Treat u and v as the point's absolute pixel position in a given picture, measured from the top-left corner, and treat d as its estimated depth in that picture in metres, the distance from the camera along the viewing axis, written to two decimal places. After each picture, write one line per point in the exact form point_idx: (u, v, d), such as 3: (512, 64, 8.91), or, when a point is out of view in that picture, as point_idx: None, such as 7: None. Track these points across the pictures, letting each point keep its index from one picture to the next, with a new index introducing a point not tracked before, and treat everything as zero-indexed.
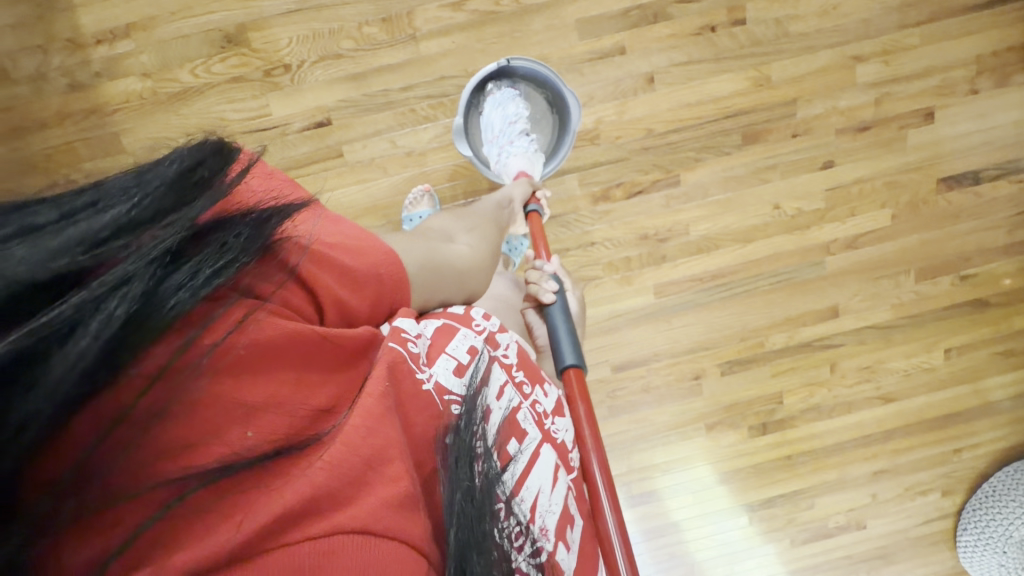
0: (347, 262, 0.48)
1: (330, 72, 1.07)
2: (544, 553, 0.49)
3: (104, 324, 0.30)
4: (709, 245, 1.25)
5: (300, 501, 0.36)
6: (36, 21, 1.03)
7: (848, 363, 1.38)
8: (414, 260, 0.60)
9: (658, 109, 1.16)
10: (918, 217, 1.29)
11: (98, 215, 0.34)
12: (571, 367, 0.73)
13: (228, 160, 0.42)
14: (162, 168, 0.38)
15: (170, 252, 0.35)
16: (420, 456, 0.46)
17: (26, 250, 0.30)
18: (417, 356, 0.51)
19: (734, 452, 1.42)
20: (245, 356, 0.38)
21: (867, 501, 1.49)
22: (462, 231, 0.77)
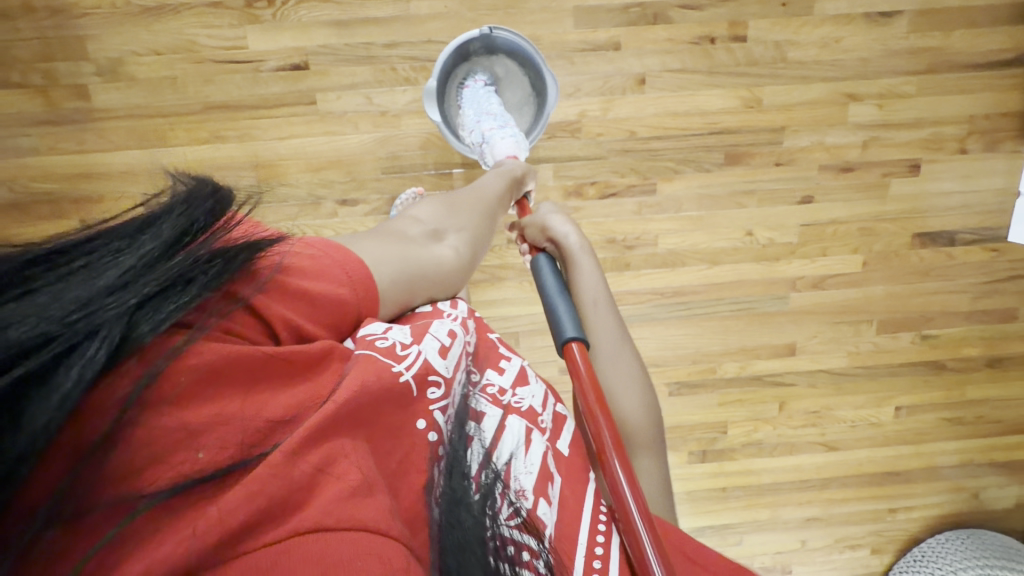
0: (310, 286, 0.46)
1: (314, 14, 1.03)
2: (524, 511, 0.46)
3: (78, 365, 0.31)
4: (676, 260, 1.23)
5: (253, 510, 0.34)
6: None
7: (796, 404, 1.37)
8: (390, 266, 0.54)
9: (644, 112, 1.14)
10: (888, 269, 1.28)
11: (88, 271, 0.35)
12: (572, 342, 0.58)
13: (218, 207, 0.43)
14: (149, 224, 0.39)
15: (143, 295, 0.35)
16: (391, 452, 0.42)
17: (15, 308, 0.31)
18: (397, 342, 0.47)
19: (669, 475, 1.39)
20: (202, 380, 0.36)
21: (795, 547, 1.47)
22: (451, 225, 0.68)
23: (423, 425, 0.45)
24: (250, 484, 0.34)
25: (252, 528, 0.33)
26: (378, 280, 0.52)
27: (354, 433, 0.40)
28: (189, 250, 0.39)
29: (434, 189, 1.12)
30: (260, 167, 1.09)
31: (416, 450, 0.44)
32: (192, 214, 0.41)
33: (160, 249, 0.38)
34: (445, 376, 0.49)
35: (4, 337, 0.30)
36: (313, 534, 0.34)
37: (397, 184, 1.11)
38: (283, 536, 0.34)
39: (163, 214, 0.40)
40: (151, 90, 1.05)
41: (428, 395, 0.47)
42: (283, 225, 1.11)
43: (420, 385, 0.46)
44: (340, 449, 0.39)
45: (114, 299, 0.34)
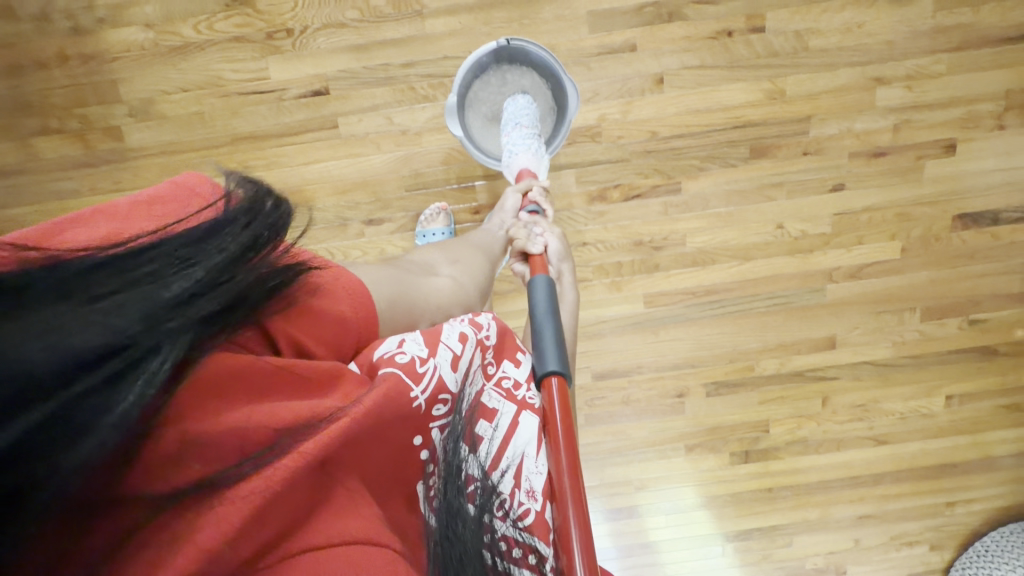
0: (324, 306, 0.44)
1: (333, 41, 1.05)
2: (529, 515, 0.44)
3: (141, 384, 0.29)
4: (706, 258, 1.21)
5: (242, 527, 0.30)
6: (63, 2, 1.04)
7: (840, 399, 1.32)
8: (392, 288, 0.54)
9: (665, 112, 1.13)
10: (930, 254, 1.23)
11: (152, 278, 0.32)
12: (553, 375, 0.52)
13: (280, 222, 0.39)
14: (226, 232, 0.36)
15: (206, 314, 0.33)
16: (383, 463, 0.39)
17: (80, 311, 0.28)
18: (415, 359, 0.43)
19: (710, 478, 1.36)
20: (213, 391, 0.34)
21: (849, 546, 1.42)
22: (447, 261, 0.73)
23: (422, 441, 0.42)
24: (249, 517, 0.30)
25: (243, 565, 0.30)
26: (378, 301, 0.50)
27: (353, 448, 0.37)
28: (249, 269, 0.36)
29: (458, 203, 1.12)
30: (289, 194, 1.11)
31: (410, 465, 0.41)
32: (257, 227, 0.38)
33: (222, 268, 0.34)
34: (455, 392, 0.44)
35: (70, 347, 0.27)
36: (303, 561, 0.31)
37: (422, 201, 1.11)
38: (273, 565, 0.31)
39: (228, 224, 0.37)
40: (180, 126, 1.08)
41: (433, 412, 0.43)
42: (314, 249, 1.12)
43: (429, 403, 0.42)
44: (333, 470, 0.36)
45: (179, 314, 0.31)
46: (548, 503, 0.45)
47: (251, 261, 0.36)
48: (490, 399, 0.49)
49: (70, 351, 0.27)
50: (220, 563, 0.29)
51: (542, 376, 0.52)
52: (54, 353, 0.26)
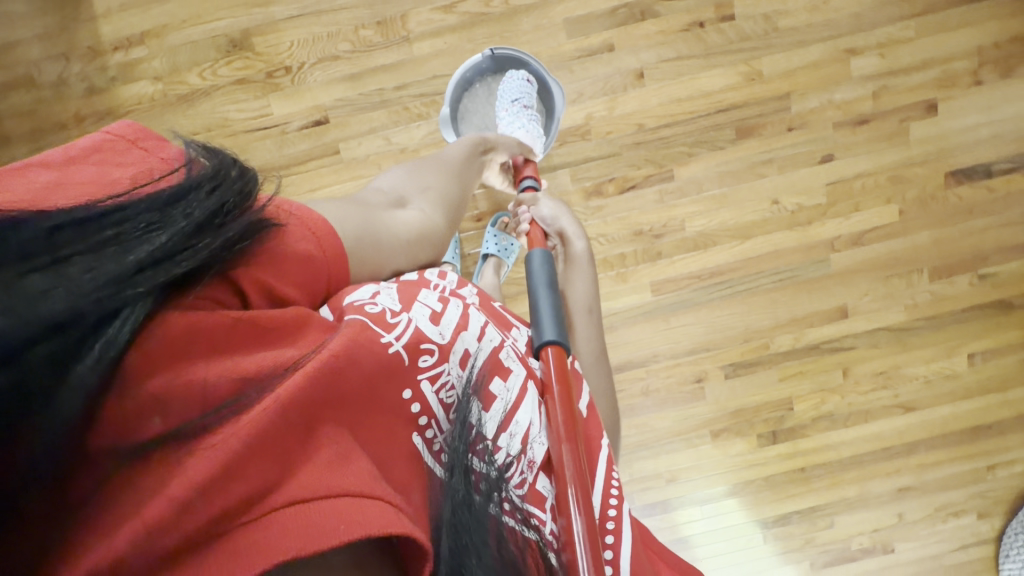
0: (289, 254, 0.45)
1: (328, 73, 1.12)
2: (527, 485, 0.49)
3: (103, 346, 0.32)
4: (707, 241, 1.23)
5: (223, 471, 0.32)
6: (81, 66, 1.13)
7: (861, 369, 1.30)
8: (351, 219, 0.54)
9: (649, 104, 1.18)
10: (928, 213, 1.24)
11: (115, 243, 0.34)
12: (549, 346, 0.58)
13: (247, 186, 0.43)
14: (190, 203, 0.39)
15: (169, 281, 0.36)
16: (372, 420, 0.41)
17: (44, 276, 0.30)
18: (387, 310, 0.47)
19: (741, 463, 1.32)
20: (173, 343, 0.35)
21: (894, 522, 1.35)
22: (415, 193, 0.72)
23: (410, 395, 0.45)
24: (224, 471, 0.32)
25: (222, 517, 0.32)
26: (345, 238, 0.51)
27: (332, 401, 0.39)
28: (210, 241, 0.39)
29: None
30: None
31: (401, 420, 0.44)
32: (222, 193, 0.40)
33: (183, 237, 0.37)
34: (441, 343, 0.49)
35: (33, 313, 0.29)
36: (290, 509, 0.33)
37: None
38: (258, 515, 0.32)
39: (192, 190, 0.39)
40: None
41: (420, 362, 0.47)
42: None
43: (411, 354, 0.46)
44: (318, 422, 0.37)
45: (143, 280, 0.34)
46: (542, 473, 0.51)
47: (215, 228, 0.39)
48: (505, 359, 0.54)
49: (33, 318, 0.29)
50: (197, 510, 0.31)
51: (539, 347, 0.58)
52: (16, 320, 0.28)
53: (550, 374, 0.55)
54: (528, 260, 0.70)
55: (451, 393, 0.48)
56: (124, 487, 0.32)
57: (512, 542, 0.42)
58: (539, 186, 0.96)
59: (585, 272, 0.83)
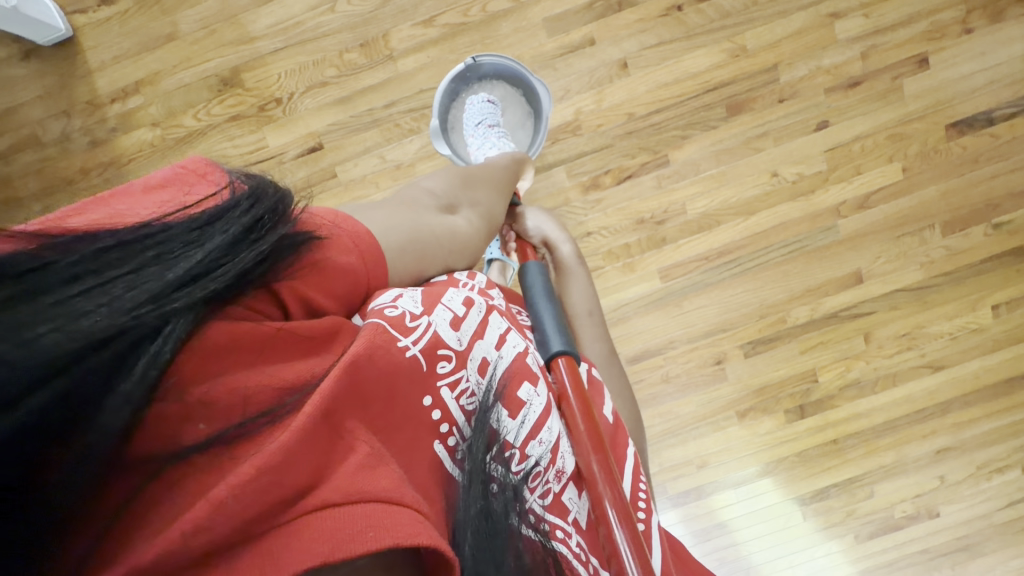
0: (332, 266, 0.44)
1: (319, 99, 1.15)
2: (550, 495, 0.50)
3: (147, 362, 0.32)
4: (710, 221, 1.22)
5: (258, 474, 0.32)
6: (83, 121, 1.17)
7: (883, 332, 1.28)
8: (401, 232, 0.53)
9: (636, 92, 1.18)
10: (933, 167, 1.23)
11: (156, 260, 0.34)
12: (559, 355, 0.57)
13: (283, 206, 0.42)
14: (230, 218, 0.39)
15: (211, 295, 0.35)
16: (397, 425, 0.42)
17: (87, 295, 0.31)
18: (406, 313, 0.45)
19: (772, 441, 1.30)
20: (215, 355, 0.35)
21: (936, 485, 1.32)
22: (464, 202, 0.71)
23: (430, 401, 0.45)
24: (257, 473, 0.32)
25: (255, 519, 0.32)
26: (387, 246, 0.50)
27: (357, 408, 0.39)
28: (249, 254, 0.38)
29: None
30: None
31: (423, 427, 0.44)
32: (258, 210, 0.40)
33: (222, 252, 0.37)
34: (458, 349, 0.48)
35: (74, 330, 0.29)
36: (322, 513, 0.33)
37: None
38: (292, 517, 0.33)
39: (231, 209, 0.39)
40: None
41: (438, 369, 0.46)
42: None
43: (428, 359, 0.45)
44: (345, 428, 0.37)
45: (182, 296, 0.34)
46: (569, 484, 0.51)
47: (254, 242, 0.39)
48: (530, 364, 0.54)
49: (75, 334, 0.29)
50: (232, 512, 0.31)
51: (551, 356, 0.57)
52: (61, 336, 0.29)
53: (562, 383, 0.54)
54: (524, 274, 0.72)
55: (471, 399, 0.48)
56: (163, 494, 0.32)
57: (531, 552, 0.43)
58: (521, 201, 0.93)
59: (582, 284, 0.84)
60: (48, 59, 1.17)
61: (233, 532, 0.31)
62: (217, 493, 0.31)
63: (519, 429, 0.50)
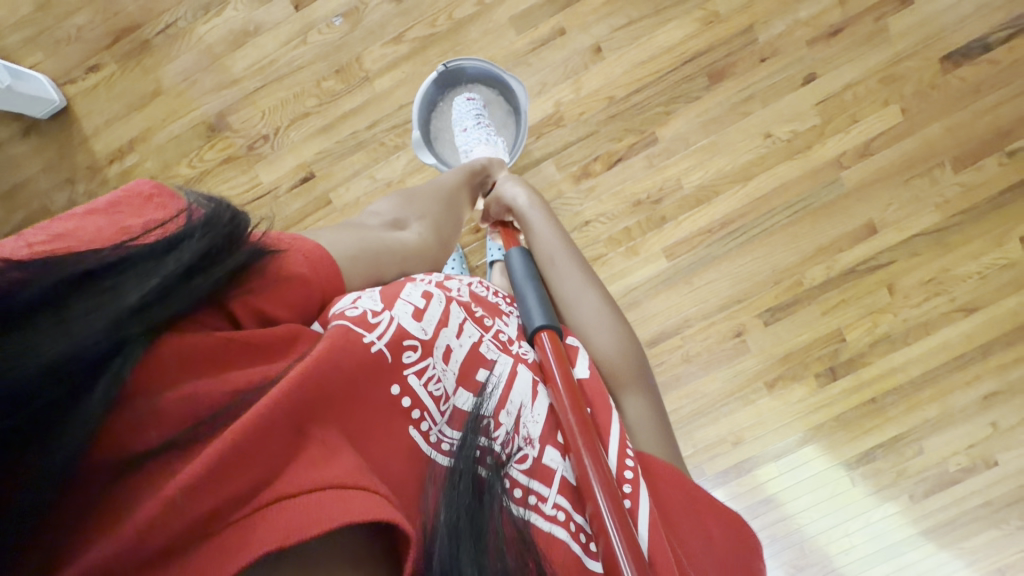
0: (284, 282, 0.45)
1: (303, 131, 1.17)
2: (530, 460, 0.48)
3: (103, 388, 0.33)
4: (708, 193, 1.20)
5: (209, 473, 0.32)
6: (86, 186, 1.22)
7: (907, 281, 1.23)
8: (348, 243, 0.55)
9: (613, 76, 1.18)
10: (932, 104, 1.19)
11: (113, 288, 0.35)
12: (542, 330, 0.57)
13: (238, 230, 0.43)
14: (184, 244, 0.40)
15: (162, 322, 0.37)
16: (360, 414, 0.41)
17: (46, 326, 0.32)
18: (367, 311, 0.46)
19: (806, 408, 1.26)
20: (169, 368, 0.37)
21: (989, 433, 1.25)
22: (414, 215, 0.73)
23: (398, 389, 0.45)
24: (206, 471, 0.32)
25: (210, 518, 0.32)
26: (338, 258, 0.52)
27: (317, 399, 0.39)
28: (202, 279, 0.40)
29: None
30: None
31: (392, 413, 0.44)
32: (213, 235, 0.41)
33: (177, 277, 0.38)
34: (424, 338, 0.47)
35: (34, 361, 0.30)
36: (280, 504, 0.33)
37: None
38: (252, 510, 0.33)
39: (185, 237, 0.40)
40: None
41: (404, 359, 0.46)
42: None
43: (394, 350, 0.45)
44: (303, 420, 0.37)
45: (136, 323, 0.35)
46: (545, 447, 0.49)
47: (206, 269, 0.40)
48: (485, 351, 0.52)
49: (33, 364, 0.30)
50: (181, 514, 0.31)
51: (533, 332, 0.57)
52: (21, 366, 0.30)
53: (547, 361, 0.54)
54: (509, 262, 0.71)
55: (439, 386, 0.47)
56: (117, 500, 0.32)
57: (509, 548, 0.42)
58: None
59: (555, 232, 0.78)
60: (47, 132, 1.23)
61: (184, 532, 0.31)
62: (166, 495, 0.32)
63: (486, 402, 0.49)
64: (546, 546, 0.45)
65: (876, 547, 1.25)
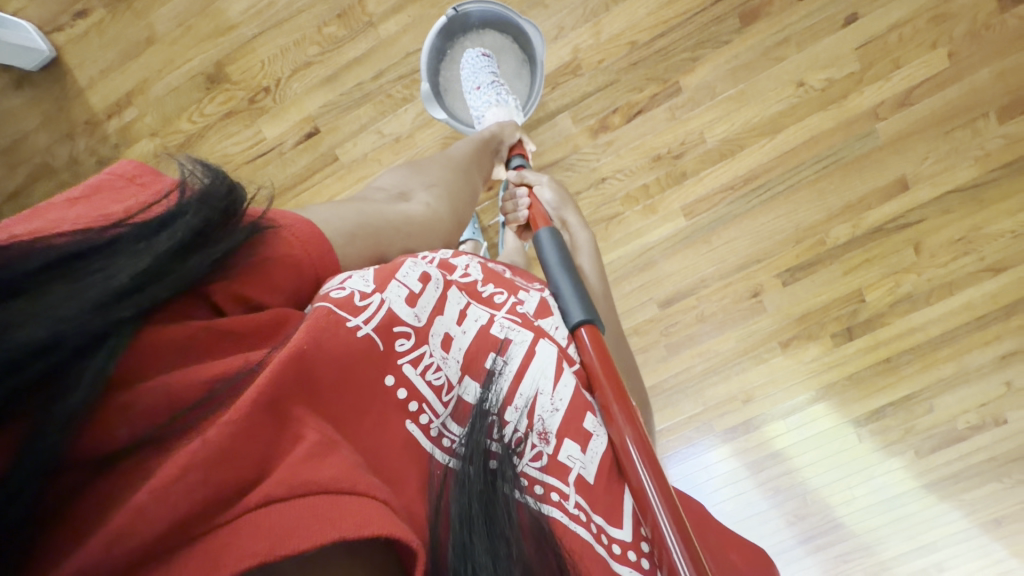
0: (276, 267, 0.43)
1: (306, 81, 1.11)
2: (544, 457, 0.46)
3: (90, 375, 0.31)
4: (733, 147, 1.14)
5: (190, 473, 0.31)
6: (86, 141, 1.18)
7: (936, 240, 1.18)
8: (349, 222, 0.53)
9: (637, 17, 1.10)
10: (983, 46, 1.09)
11: (95, 268, 0.33)
12: (582, 326, 0.55)
13: (234, 206, 0.42)
14: (172, 220, 0.38)
15: (152, 303, 0.35)
16: (354, 408, 0.41)
17: (21, 305, 0.29)
18: (355, 293, 0.44)
19: (820, 367, 1.26)
20: (153, 356, 0.35)
21: (1002, 393, 1.25)
22: (420, 185, 0.70)
23: (394, 380, 0.44)
24: (185, 472, 0.31)
25: (194, 521, 0.31)
26: (335, 237, 0.50)
27: (304, 397, 0.38)
28: (193, 259, 0.38)
29: None
30: None
31: (389, 405, 0.43)
32: (205, 212, 0.39)
33: (166, 254, 0.36)
34: (417, 326, 0.46)
35: (11, 340, 0.28)
36: (265, 510, 0.32)
37: None
38: (236, 516, 0.32)
39: (177, 215, 0.38)
40: None
41: (396, 347, 0.44)
42: None
43: (387, 338, 0.44)
44: (292, 418, 0.37)
45: (123, 305, 0.33)
46: (561, 441, 0.47)
47: (197, 247, 0.38)
48: (496, 333, 0.50)
49: (10, 344, 0.28)
50: (161, 516, 0.30)
51: (573, 328, 0.55)
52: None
53: (587, 359, 0.52)
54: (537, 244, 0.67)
55: (439, 375, 0.46)
56: (98, 496, 0.31)
57: (522, 538, 0.42)
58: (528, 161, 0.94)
59: (590, 256, 0.81)
60: (42, 84, 1.18)
61: (167, 532, 0.31)
62: (139, 499, 0.30)
63: (491, 397, 0.47)
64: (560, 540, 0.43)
65: (876, 499, 1.29)
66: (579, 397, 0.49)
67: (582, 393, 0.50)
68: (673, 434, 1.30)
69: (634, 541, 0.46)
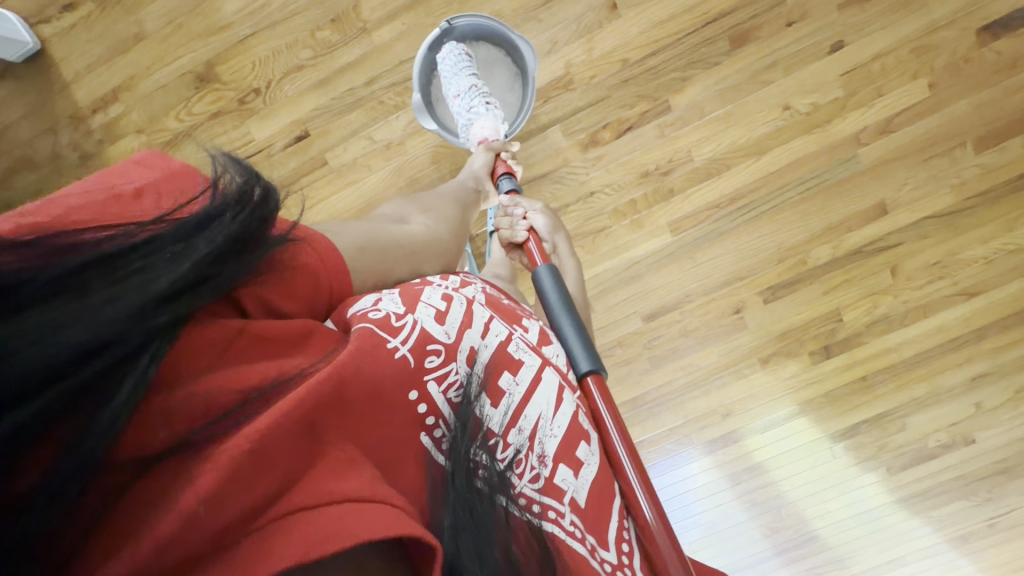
0: (298, 275, 0.44)
1: (298, 84, 1.10)
2: (541, 479, 0.47)
3: (134, 377, 0.31)
4: (720, 166, 1.16)
5: (226, 478, 0.32)
6: (69, 135, 1.16)
7: (912, 263, 1.21)
8: (354, 236, 0.54)
9: (629, 36, 1.12)
10: (962, 79, 1.12)
11: (141, 270, 0.32)
12: (589, 375, 0.58)
13: (268, 214, 0.41)
14: (213, 223, 0.37)
15: (192, 311, 0.34)
16: (378, 422, 0.41)
17: (66, 308, 0.29)
18: (391, 314, 0.45)
19: (798, 384, 1.28)
20: (189, 355, 0.35)
21: (972, 413, 1.28)
22: (416, 209, 0.73)
23: (417, 396, 0.44)
24: (221, 477, 0.31)
25: (225, 529, 0.31)
26: (345, 249, 0.51)
27: (335, 412, 0.38)
28: (234, 265, 0.37)
29: None
30: None
31: (409, 421, 0.43)
32: (246, 218, 0.39)
33: (210, 257, 0.35)
34: (447, 343, 0.47)
35: (56, 343, 0.28)
36: (292, 518, 0.32)
37: None
38: (263, 523, 0.32)
39: (216, 217, 0.37)
40: None
41: (426, 364, 0.45)
42: None
43: (417, 354, 0.45)
44: (322, 432, 0.37)
45: (165, 311, 0.32)
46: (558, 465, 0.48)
47: (238, 254, 0.38)
48: (516, 351, 0.51)
49: (56, 347, 0.28)
50: (201, 519, 0.31)
51: (581, 376, 0.58)
52: (41, 349, 0.27)
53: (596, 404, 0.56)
54: (536, 280, 0.70)
55: (460, 392, 0.47)
56: (141, 497, 0.31)
57: (518, 540, 0.42)
58: (515, 177, 0.94)
59: (575, 275, 0.87)
60: (25, 76, 1.16)
61: (197, 537, 0.31)
62: (183, 505, 0.30)
63: (502, 417, 0.47)
64: (556, 555, 0.45)
65: (851, 512, 1.32)
66: (576, 424, 0.52)
67: (577, 417, 0.53)
68: (654, 446, 1.31)
69: (618, 561, 0.48)
